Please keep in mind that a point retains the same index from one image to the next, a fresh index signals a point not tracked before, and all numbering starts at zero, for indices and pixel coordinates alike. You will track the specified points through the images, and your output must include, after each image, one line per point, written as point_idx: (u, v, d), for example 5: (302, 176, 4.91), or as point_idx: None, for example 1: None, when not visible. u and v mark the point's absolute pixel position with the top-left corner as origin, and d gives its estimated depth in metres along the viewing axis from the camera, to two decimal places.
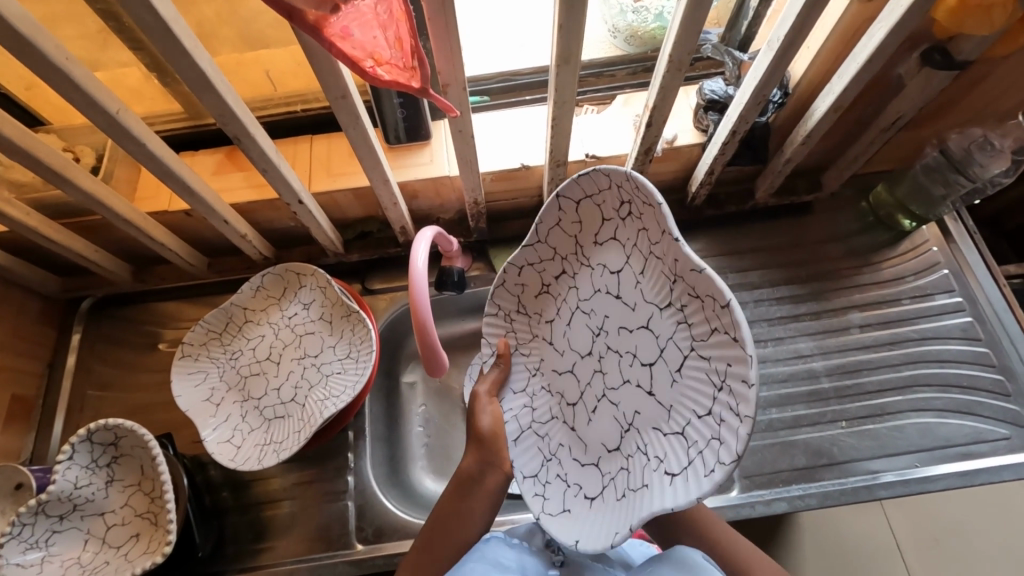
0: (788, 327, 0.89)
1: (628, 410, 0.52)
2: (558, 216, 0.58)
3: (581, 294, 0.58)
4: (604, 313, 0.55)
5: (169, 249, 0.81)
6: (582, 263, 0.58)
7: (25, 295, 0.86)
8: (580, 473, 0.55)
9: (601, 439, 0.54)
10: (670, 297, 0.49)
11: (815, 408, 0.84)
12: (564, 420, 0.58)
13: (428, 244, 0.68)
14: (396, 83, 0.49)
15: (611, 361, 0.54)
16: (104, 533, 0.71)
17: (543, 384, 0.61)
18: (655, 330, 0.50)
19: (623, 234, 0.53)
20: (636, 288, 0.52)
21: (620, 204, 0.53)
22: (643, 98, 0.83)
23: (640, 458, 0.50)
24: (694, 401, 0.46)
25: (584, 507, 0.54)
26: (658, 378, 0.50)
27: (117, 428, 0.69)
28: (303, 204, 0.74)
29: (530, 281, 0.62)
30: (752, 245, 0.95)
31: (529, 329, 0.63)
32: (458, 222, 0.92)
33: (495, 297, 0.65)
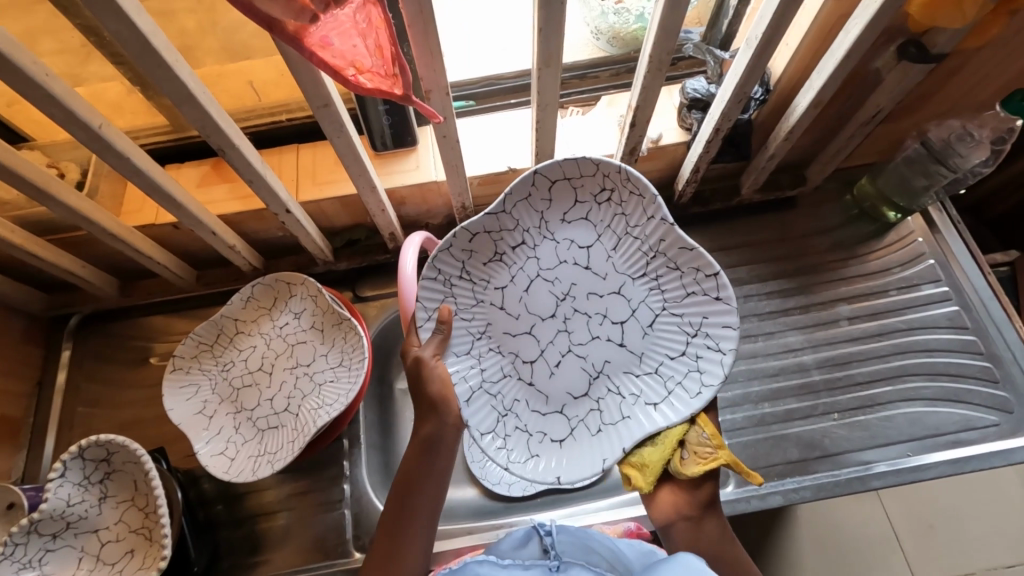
0: (778, 321, 0.90)
1: (595, 361, 0.71)
2: (531, 190, 0.66)
3: (543, 263, 0.70)
4: (570, 281, 0.70)
5: (156, 262, 0.81)
6: (545, 236, 0.69)
7: (11, 314, 0.85)
8: (543, 420, 0.70)
9: (567, 389, 0.71)
10: (643, 270, 0.69)
11: (806, 401, 0.84)
12: (519, 376, 0.71)
13: (417, 249, 0.69)
14: (378, 92, 0.50)
15: (577, 321, 0.71)
16: (99, 551, 0.70)
17: (490, 346, 0.70)
18: (626, 295, 0.70)
19: (596, 216, 0.69)
20: (608, 261, 0.70)
21: (600, 190, 0.67)
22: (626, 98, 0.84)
23: (611, 395, 0.70)
24: (666, 346, 0.69)
25: (555, 448, 0.69)
26: (631, 333, 0.70)
27: (109, 443, 0.69)
28: (291, 213, 0.74)
29: (480, 247, 0.69)
30: (739, 241, 0.96)
31: (472, 295, 0.70)
32: (447, 226, 0.92)
33: (437, 260, 0.68)
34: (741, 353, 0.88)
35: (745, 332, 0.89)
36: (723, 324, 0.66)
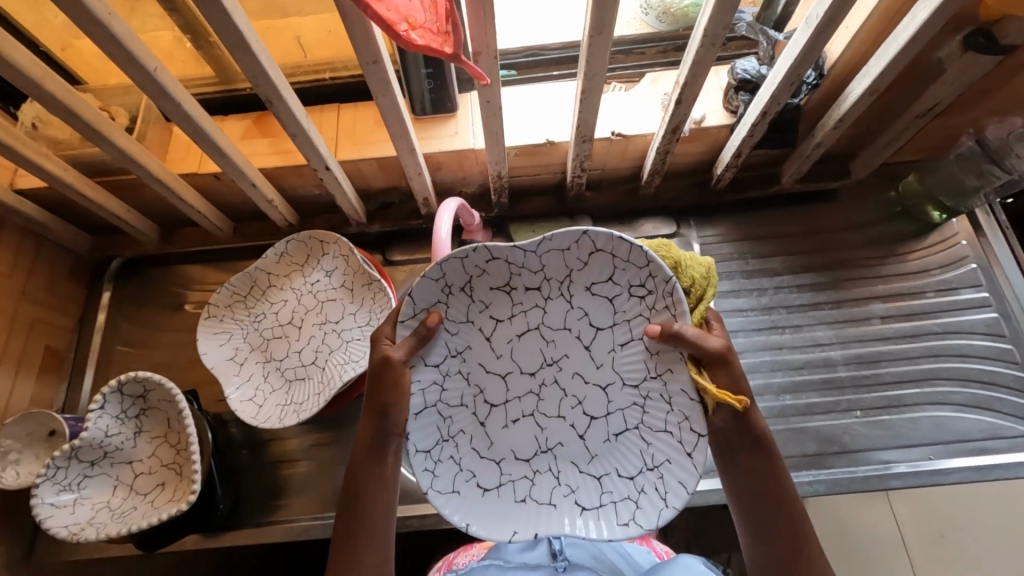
0: (807, 315, 0.89)
1: (551, 438, 0.62)
2: (571, 245, 0.58)
3: (547, 318, 0.62)
4: (562, 350, 0.62)
5: (198, 211, 0.83)
6: (562, 294, 0.61)
7: (58, 252, 0.88)
8: (478, 464, 0.61)
9: (512, 448, 0.62)
10: (638, 380, 0.60)
11: (830, 396, 0.83)
12: (472, 412, 0.62)
13: (452, 215, 0.69)
14: (427, 49, 0.50)
15: (553, 393, 0.62)
16: (132, 481, 0.73)
17: (460, 369, 0.62)
18: (610, 394, 0.61)
19: (619, 304, 0.60)
20: (609, 352, 0.61)
21: (636, 285, 0.59)
22: (671, 78, 0.82)
23: (549, 477, 0.62)
24: (620, 464, 0.60)
25: (477, 495, 0.60)
26: (595, 431, 0.62)
27: (146, 380, 0.72)
28: (330, 170, 0.75)
29: (495, 273, 0.61)
30: (773, 231, 0.94)
31: (466, 314, 0.61)
32: (480, 196, 0.92)
33: (449, 263, 0.59)
34: (767, 344, 0.87)
35: (772, 323, 0.88)
36: (682, 481, 0.57)
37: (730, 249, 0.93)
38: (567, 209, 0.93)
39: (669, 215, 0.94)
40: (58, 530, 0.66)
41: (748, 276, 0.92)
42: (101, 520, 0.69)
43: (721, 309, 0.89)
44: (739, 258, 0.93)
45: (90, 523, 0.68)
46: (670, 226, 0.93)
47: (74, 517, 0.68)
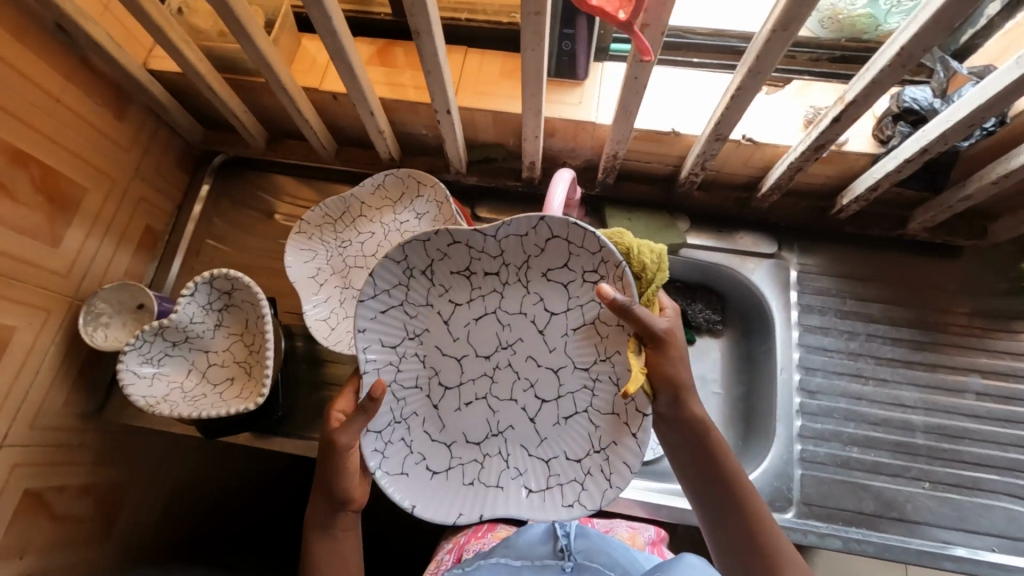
0: (895, 371, 0.84)
1: (502, 421, 0.65)
2: (528, 231, 0.60)
3: (506, 304, 0.64)
4: (519, 334, 0.64)
5: (310, 126, 0.84)
6: (520, 280, 0.64)
7: (172, 138, 0.91)
8: (427, 446, 0.64)
9: (463, 429, 0.65)
10: (588, 365, 0.63)
11: (900, 460, 0.79)
12: (427, 394, 0.65)
13: (566, 186, 0.67)
14: (602, 12, 0.48)
15: (506, 375, 0.65)
16: (205, 369, 0.77)
17: (416, 351, 0.65)
18: (561, 377, 0.63)
19: (575, 289, 0.62)
20: (563, 337, 0.63)
21: (591, 269, 0.60)
22: (820, 92, 0.76)
23: (499, 460, 0.64)
24: (569, 445, 0.62)
25: (425, 476, 0.62)
26: (546, 414, 0.64)
27: (236, 280, 0.75)
28: (450, 114, 0.73)
29: (456, 256, 0.63)
30: (881, 276, 0.88)
31: (425, 297, 0.64)
32: (584, 171, 0.90)
33: (410, 245, 0.61)
34: (845, 391, 0.83)
35: (856, 370, 0.84)
36: (626, 461, 0.59)
37: (830, 284, 0.88)
38: (670, 205, 0.90)
39: (772, 233, 0.90)
40: (137, 399, 0.71)
41: (842, 315, 0.86)
42: (174, 398, 0.73)
43: (805, 344, 0.85)
44: (837, 295, 0.87)
45: (165, 399, 0.72)
46: (771, 245, 0.89)
47: (152, 390, 0.72)
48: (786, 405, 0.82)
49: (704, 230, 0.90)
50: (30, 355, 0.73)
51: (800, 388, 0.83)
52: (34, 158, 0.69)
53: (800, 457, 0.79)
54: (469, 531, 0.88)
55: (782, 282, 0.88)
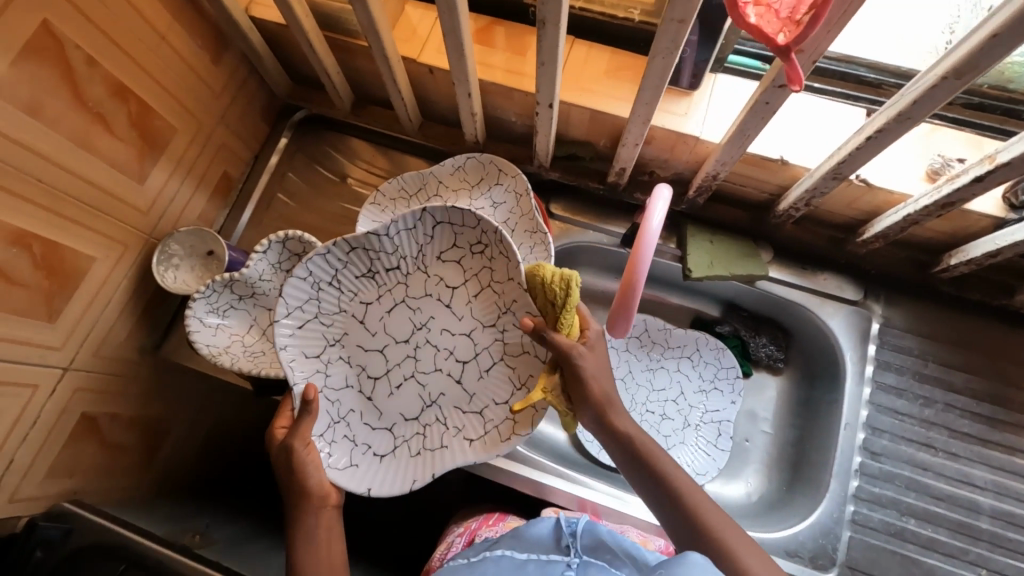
0: (969, 447, 0.79)
1: (431, 390, 0.71)
2: (416, 224, 0.67)
3: (412, 292, 0.71)
4: (428, 314, 0.71)
5: (402, 97, 0.81)
6: (419, 268, 0.70)
7: (259, 88, 0.91)
8: (370, 433, 0.70)
9: (400, 410, 0.71)
10: (491, 322, 0.70)
11: (958, 540, 0.75)
12: (359, 387, 0.71)
13: (665, 206, 0.59)
14: (758, 33, 0.44)
15: (425, 352, 0.71)
16: (266, 327, 0.78)
17: (341, 354, 0.70)
18: (474, 339, 0.70)
19: (467, 263, 0.69)
20: (467, 306, 0.70)
21: (475, 242, 0.68)
22: (945, 142, 0.69)
23: (438, 425, 0.70)
24: (495, 394, 0.69)
25: (375, 462, 0.68)
26: (469, 373, 0.70)
27: (308, 244, 0.75)
28: (551, 108, 0.70)
29: (357, 262, 0.68)
30: (972, 344, 0.82)
31: (338, 303, 0.69)
32: (672, 184, 0.86)
33: (310, 261, 0.66)
34: (911, 459, 0.78)
35: (926, 439, 0.79)
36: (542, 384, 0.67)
37: (914, 343, 0.83)
38: (757, 234, 0.85)
39: (860, 280, 0.85)
40: (201, 347, 0.73)
41: (921, 378, 0.81)
42: (234, 351, 0.74)
43: (875, 402, 0.81)
44: (920, 356, 0.82)
45: (226, 350, 0.74)
46: (857, 291, 0.84)
47: (215, 339, 0.74)
48: (844, 462, 0.79)
49: (786, 264, 0.86)
50: (104, 287, 0.74)
51: (862, 447, 0.79)
52: (134, 93, 0.69)
53: (851, 519, 0.76)
54: (481, 516, 0.85)
55: (862, 332, 0.83)
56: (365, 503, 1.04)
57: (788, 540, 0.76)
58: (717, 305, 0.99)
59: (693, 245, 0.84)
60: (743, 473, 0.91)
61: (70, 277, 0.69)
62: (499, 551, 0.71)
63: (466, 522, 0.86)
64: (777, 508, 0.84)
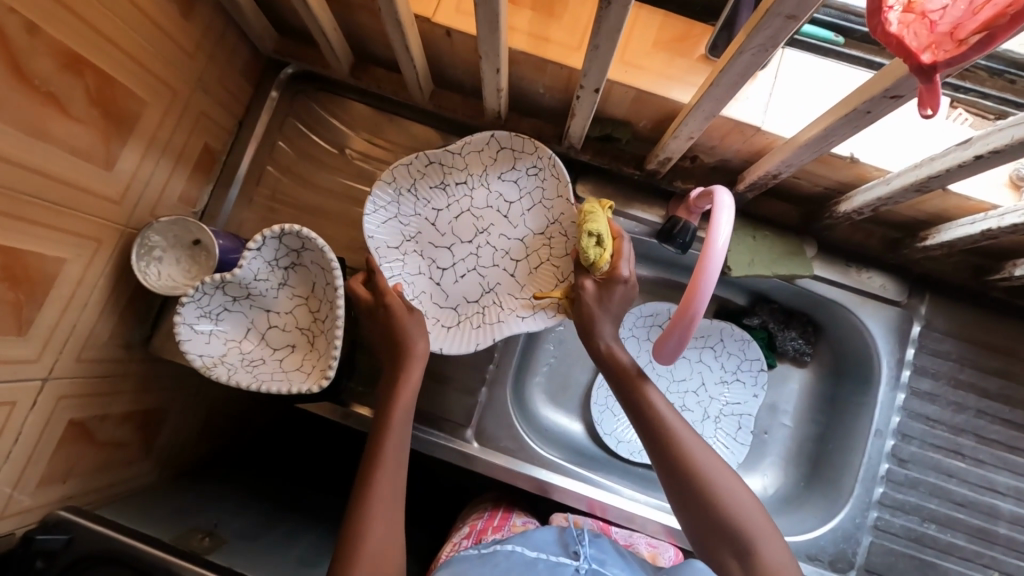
0: (996, 454, 0.78)
1: (491, 279, 0.72)
2: (483, 145, 0.69)
3: (476, 202, 0.72)
4: (489, 221, 0.72)
5: (413, 65, 0.69)
6: (482, 183, 0.72)
7: (239, 40, 0.76)
8: (438, 311, 0.72)
9: (463, 294, 0.72)
10: (543, 230, 0.72)
11: (974, 545, 0.76)
12: (428, 277, 0.73)
13: (728, 215, 0.55)
14: (898, 44, 0.35)
15: (486, 252, 0.72)
16: (264, 330, 0.71)
17: (415, 249, 0.72)
18: (528, 245, 0.72)
19: (523, 182, 0.71)
20: (522, 217, 0.72)
21: (532, 167, 0.70)
22: None
23: (495, 308, 0.71)
24: (546, 284, 0.70)
25: (443, 331, 0.71)
26: (522, 268, 0.72)
27: (308, 240, 0.66)
28: (596, 93, 0.60)
29: (432, 173, 0.71)
30: (1011, 348, 0.79)
31: (414, 206, 0.72)
32: (715, 171, 0.77)
33: (395, 168, 0.69)
34: (937, 466, 0.78)
35: (955, 446, 0.78)
36: None
37: (953, 348, 0.79)
38: (803, 229, 0.79)
39: (905, 280, 0.80)
40: (194, 358, 0.66)
41: (957, 384, 0.79)
42: (231, 361, 0.68)
43: (908, 409, 0.79)
44: (957, 361, 0.79)
45: (221, 360, 0.67)
46: (901, 292, 0.80)
47: (209, 348, 0.67)
48: (870, 468, 0.78)
49: (830, 261, 0.80)
50: (78, 288, 0.65)
51: (891, 454, 0.78)
52: (87, 61, 0.56)
53: (873, 524, 0.76)
54: (485, 517, 0.84)
55: (903, 336, 0.79)
56: None
57: (810, 545, 0.76)
58: (745, 294, 0.93)
59: (734, 241, 0.77)
60: (760, 466, 0.91)
61: (37, 284, 0.59)
62: (509, 546, 0.68)
63: (473, 521, 0.84)
64: (793, 505, 0.84)
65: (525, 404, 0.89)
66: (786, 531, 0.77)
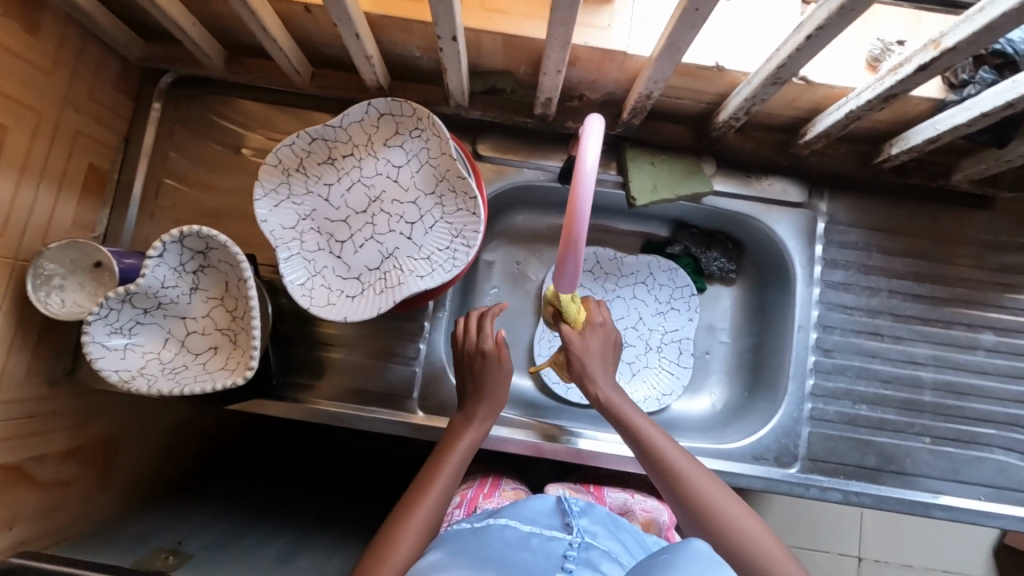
0: (912, 328, 0.82)
1: (389, 245, 0.74)
2: (362, 116, 0.73)
3: (365, 173, 0.75)
4: (380, 189, 0.75)
5: (280, 48, 0.69)
6: (369, 153, 0.75)
7: (103, 53, 0.75)
8: (341, 282, 0.73)
9: (364, 262, 0.73)
10: (433, 190, 0.74)
11: (904, 417, 0.80)
12: (329, 252, 0.74)
13: (598, 134, 0.56)
14: None
15: (381, 219, 0.74)
16: (184, 338, 0.70)
17: (313, 227, 0.74)
18: (420, 206, 0.74)
19: (408, 146, 0.75)
20: (411, 179, 0.75)
21: (413, 129, 0.74)
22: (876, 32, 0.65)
23: (396, 271, 0.72)
24: (442, 241, 0.72)
25: (348, 301, 0.71)
26: (417, 230, 0.74)
27: (210, 239, 0.65)
28: (455, 42, 0.60)
29: (318, 151, 0.74)
30: (909, 227, 0.83)
31: (306, 185, 0.74)
32: (602, 106, 0.79)
33: (279, 151, 0.72)
34: (860, 349, 0.81)
35: (874, 328, 0.81)
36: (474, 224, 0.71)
37: (856, 236, 0.83)
38: (699, 147, 0.81)
39: (803, 179, 0.83)
40: (109, 374, 0.65)
41: (866, 271, 0.82)
42: (151, 371, 0.67)
43: (825, 301, 0.82)
44: (863, 249, 0.83)
45: (141, 372, 0.67)
46: (802, 192, 0.83)
47: (125, 363, 0.66)
48: (799, 363, 0.82)
49: (730, 174, 0.82)
50: None
51: (815, 346, 0.82)
52: None
53: (809, 415, 0.80)
54: (475, 486, 0.86)
55: (808, 233, 0.83)
56: None
57: (755, 446, 0.79)
58: (666, 225, 0.96)
59: (634, 170, 0.79)
60: (707, 385, 0.94)
61: None
62: (502, 520, 0.68)
63: (463, 491, 0.86)
64: (741, 415, 0.88)
65: None
66: (732, 439, 0.81)
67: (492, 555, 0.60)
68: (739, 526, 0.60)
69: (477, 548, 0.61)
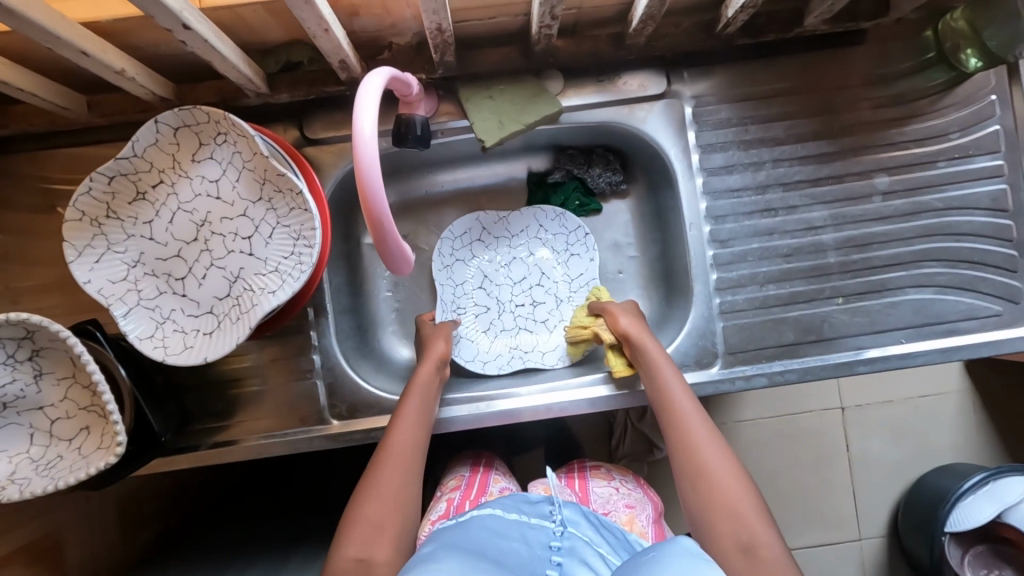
0: (804, 193, 0.78)
1: (234, 267, 0.68)
2: (154, 137, 0.65)
3: (183, 198, 0.68)
4: (205, 211, 0.68)
5: (26, 91, 0.60)
6: (180, 175, 0.67)
7: None
8: (195, 321, 0.67)
9: (213, 293, 0.68)
10: (260, 196, 0.68)
11: (814, 284, 0.77)
12: (173, 293, 0.68)
13: (375, 94, 0.50)
14: None
15: (217, 243, 0.68)
16: (49, 428, 0.65)
17: (147, 271, 0.67)
18: (253, 217, 0.68)
19: (218, 155, 0.67)
20: (234, 190, 0.68)
21: (216, 134, 0.66)
22: None
23: (248, 293, 0.67)
24: (285, 248, 0.67)
25: (207, 339, 0.66)
26: (257, 243, 0.68)
27: (25, 322, 0.59)
28: (192, 30, 0.51)
29: (122, 189, 0.66)
30: (779, 86, 0.78)
31: (123, 230, 0.67)
32: (417, 49, 0.71)
33: (76, 202, 0.64)
34: (757, 230, 0.78)
35: (765, 205, 0.78)
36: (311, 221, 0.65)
37: (727, 112, 0.77)
38: (533, 64, 0.74)
39: (658, 67, 0.77)
40: None
41: (746, 147, 0.78)
42: (24, 475, 0.62)
43: (710, 190, 0.78)
44: (738, 125, 0.77)
45: (12, 480, 0.62)
46: (660, 82, 0.76)
47: None
48: (699, 260, 0.78)
49: (580, 85, 0.76)
50: None
51: (711, 239, 0.78)
52: None
53: (720, 310, 0.78)
54: (460, 489, 0.82)
55: (679, 122, 0.78)
56: (312, 503, 1.00)
57: (673, 357, 0.78)
58: (543, 155, 0.90)
59: (473, 108, 0.73)
60: None
61: None
62: (481, 511, 0.69)
63: (448, 495, 0.81)
64: (661, 326, 0.85)
65: (383, 358, 0.87)
66: None
67: (480, 549, 0.60)
68: (743, 498, 0.61)
69: (457, 534, 0.62)
